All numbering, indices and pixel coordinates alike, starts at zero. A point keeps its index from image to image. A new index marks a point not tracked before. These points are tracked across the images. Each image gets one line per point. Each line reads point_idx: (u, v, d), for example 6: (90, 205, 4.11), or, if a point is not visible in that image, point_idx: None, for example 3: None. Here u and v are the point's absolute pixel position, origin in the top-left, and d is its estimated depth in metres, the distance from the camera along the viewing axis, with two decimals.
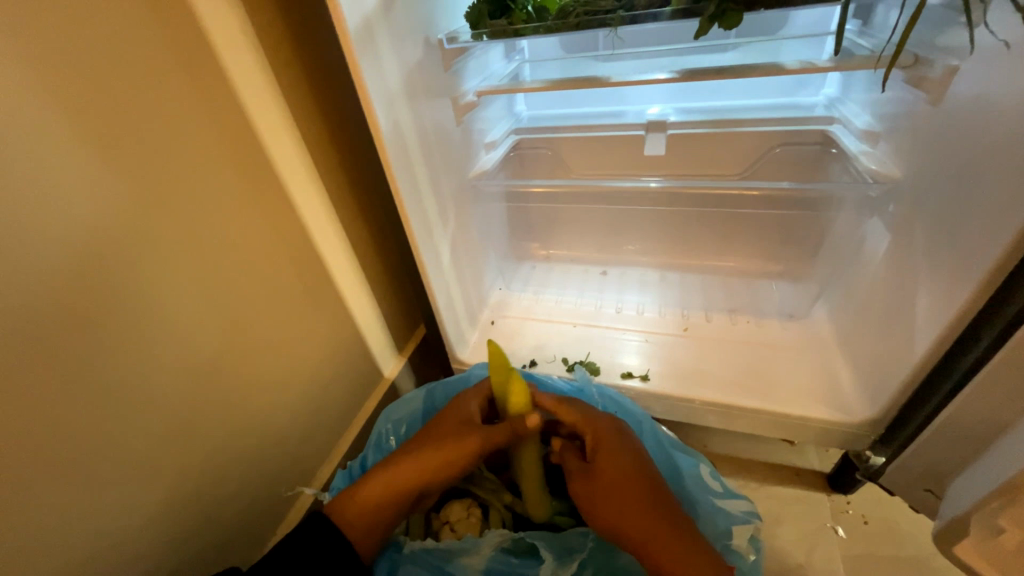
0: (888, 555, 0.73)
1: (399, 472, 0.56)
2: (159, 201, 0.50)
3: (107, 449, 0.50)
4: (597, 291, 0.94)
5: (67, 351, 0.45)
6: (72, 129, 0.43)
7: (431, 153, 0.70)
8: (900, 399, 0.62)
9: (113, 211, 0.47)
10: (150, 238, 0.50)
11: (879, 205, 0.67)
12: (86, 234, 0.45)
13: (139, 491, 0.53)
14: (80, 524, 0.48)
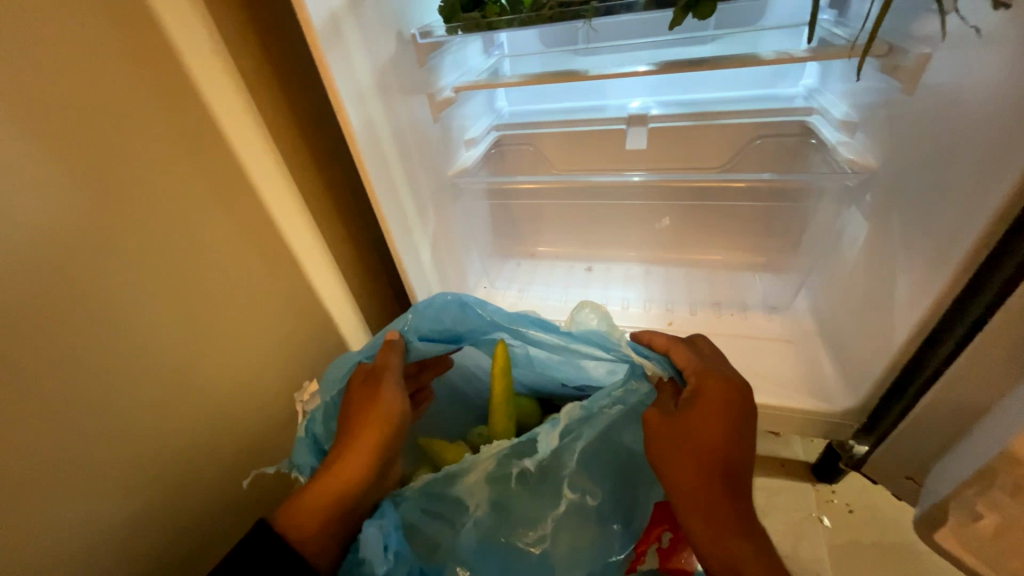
0: (872, 543, 0.73)
1: (345, 465, 0.50)
2: (119, 205, 0.48)
3: (74, 464, 0.48)
4: (582, 287, 0.94)
5: (27, 366, 0.43)
6: (22, 132, 0.41)
7: (407, 150, 0.68)
8: (882, 388, 0.62)
9: (71, 219, 0.45)
10: (112, 243, 0.48)
11: (857, 195, 0.68)
12: (43, 240, 0.43)
13: (109, 506, 0.51)
14: (45, 544, 0.46)
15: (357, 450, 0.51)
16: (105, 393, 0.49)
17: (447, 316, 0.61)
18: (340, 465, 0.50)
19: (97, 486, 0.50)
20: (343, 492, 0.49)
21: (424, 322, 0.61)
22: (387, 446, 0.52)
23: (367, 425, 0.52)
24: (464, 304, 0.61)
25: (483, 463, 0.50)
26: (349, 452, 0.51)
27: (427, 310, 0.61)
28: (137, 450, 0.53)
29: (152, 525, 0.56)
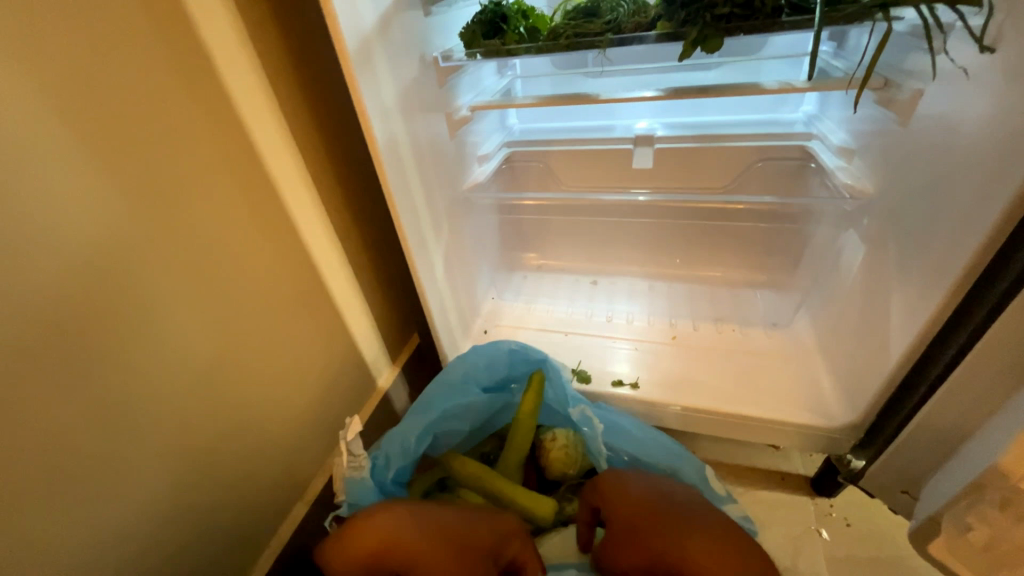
0: (869, 557, 0.75)
1: (405, 521, 0.55)
2: (154, 211, 0.51)
3: (101, 459, 0.50)
4: (588, 300, 0.96)
5: (61, 360, 0.46)
6: (71, 142, 0.44)
7: (425, 165, 0.72)
8: (879, 403, 0.65)
9: (108, 222, 0.48)
10: (145, 248, 0.51)
11: (855, 218, 0.70)
12: (80, 244, 0.46)
13: (130, 500, 0.53)
14: (68, 536, 0.48)
15: (421, 523, 0.56)
16: (131, 389, 0.52)
17: (499, 360, 0.77)
18: (399, 517, 0.56)
19: (119, 482, 0.52)
20: (385, 546, 0.53)
21: (481, 362, 0.76)
22: (436, 558, 0.53)
23: (441, 524, 0.56)
24: (516, 352, 0.76)
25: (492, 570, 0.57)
26: (416, 521, 0.56)
27: (482, 354, 0.77)
28: (159, 446, 0.55)
29: (170, 521, 0.58)
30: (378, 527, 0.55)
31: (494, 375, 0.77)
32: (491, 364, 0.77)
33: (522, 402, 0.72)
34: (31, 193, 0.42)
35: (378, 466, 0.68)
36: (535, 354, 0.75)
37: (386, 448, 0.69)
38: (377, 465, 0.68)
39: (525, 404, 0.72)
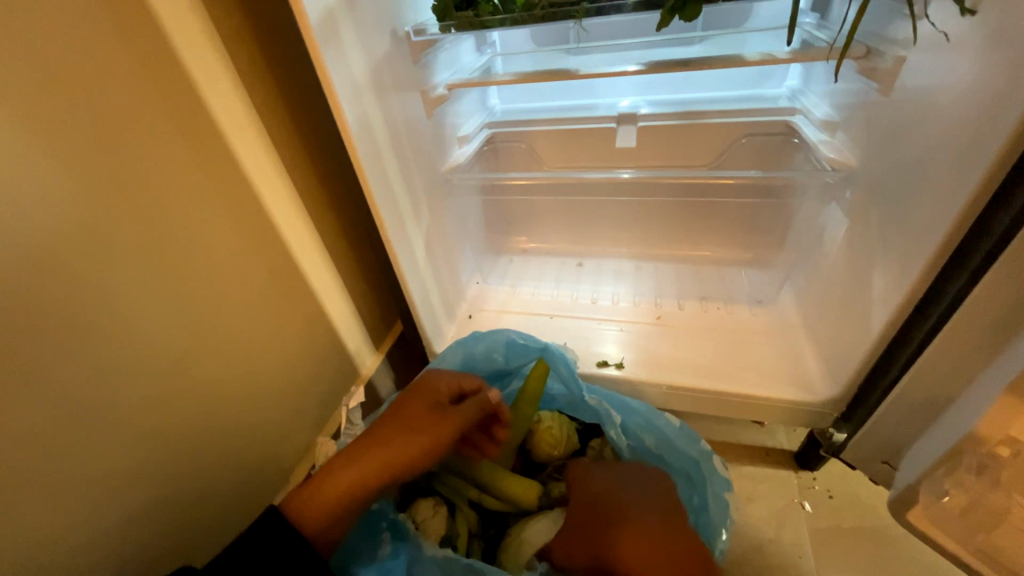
0: (851, 527, 0.76)
1: (368, 453, 0.54)
2: (116, 197, 0.49)
3: (70, 456, 0.48)
4: (574, 282, 0.96)
5: (25, 355, 0.44)
6: (20, 123, 0.41)
7: (401, 146, 0.69)
8: (861, 377, 0.65)
9: (67, 208, 0.45)
10: (105, 235, 0.48)
11: (837, 192, 0.70)
12: (32, 231, 0.43)
13: (108, 498, 0.52)
14: (40, 537, 0.46)
15: (383, 444, 0.55)
16: (105, 384, 0.50)
17: (502, 354, 0.74)
18: (357, 456, 0.54)
19: (94, 478, 0.50)
20: (359, 482, 0.52)
21: (478, 352, 0.74)
22: (410, 451, 0.55)
23: (394, 428, 0.57)
24: (515, 342, 0.74)
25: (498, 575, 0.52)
26: (377, 449, 0.55)
27: (480, 346, 0.74)
28: (138, 442, 0.53)
29: (152, 516, 0.56)
30: (344, 473, 0.52)
31: (490, 364, 0.75)
32: (492, 357, 0.74)
33: (526, 384, 0.69)
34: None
35: None
36: (535, 344, 0.73)
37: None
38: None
39: (529, 386, 0.69)
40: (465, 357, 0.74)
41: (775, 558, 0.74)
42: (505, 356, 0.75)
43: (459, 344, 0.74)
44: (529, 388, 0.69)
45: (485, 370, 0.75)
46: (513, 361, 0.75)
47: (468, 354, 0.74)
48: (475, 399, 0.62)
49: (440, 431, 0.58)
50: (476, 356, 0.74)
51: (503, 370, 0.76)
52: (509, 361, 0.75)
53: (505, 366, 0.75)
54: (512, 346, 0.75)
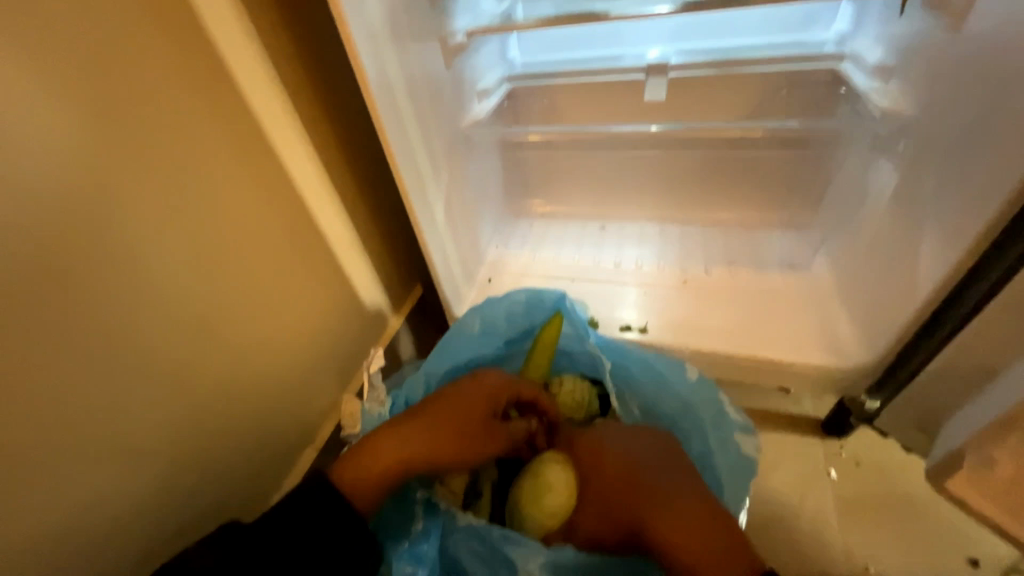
0: (879, 496, 0.75)
1: (415, 435, 0.53)
2: (133, 153, 0.47)
3: (103, 409, 0.49)
4: (596, 246, 0.93)
5: (52, 312, 0.44)
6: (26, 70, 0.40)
7: (420, 99, 0.66)
8: (897, 344, 0.62)
9: (81, 163, 0.44)
10: (121, 191, 0.47)
11: (889, 143, 0.64)
12: (34, 182, 0.41)
13: (142, 451, 0.53)
14: (76, 485, 0.48)
15: (429, 434, 0.53)
16: (133, 342, 0.50)
17: (514, 308, 0.72)
18: (412, 434, 0.53)
19: (121, 434, 0.51)
20: (402, 462, 0.52)
21: (496, 313, 0.71)
22: (455, 450, 0.54)
23: (443, 418, 0.54)
24: (532, 297, 0.71)
25: (532, 555, 0.49)
26: (425, 432, 0.53)
27: (498, 305, 0.71)
28: (167, 400, 0.54)
29: (184, 469, 0.58)
30: (390, 452, 0.51)
31: (511, 325, 0.73)
32: (508, 313, 0.72)
33: (541, 334, 0.67)
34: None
35: (398, 404, 0.66)
36: (550, 298, 0.71)
37: (406, 388, 0.67)
38: (396, 403, 0.66)
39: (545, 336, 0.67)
40: (484, 320, 0.71)
41: (798, 522, 0.74)
42: (523, 314, 0.72)
43: (477, 308, 0.70)
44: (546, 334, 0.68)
45: (503, 327, 0.72)
46: (531, 319, 0.73)
47: (487, 316, 0.71)
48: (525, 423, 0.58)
49: (484, 448, 0.55)
50: (491, 314, 0.71)
51: (523, 330, 0.74)
52: (527, 318, 0.73)
53: (524, 324, 0.73)
54: (529, 300, 0.71)
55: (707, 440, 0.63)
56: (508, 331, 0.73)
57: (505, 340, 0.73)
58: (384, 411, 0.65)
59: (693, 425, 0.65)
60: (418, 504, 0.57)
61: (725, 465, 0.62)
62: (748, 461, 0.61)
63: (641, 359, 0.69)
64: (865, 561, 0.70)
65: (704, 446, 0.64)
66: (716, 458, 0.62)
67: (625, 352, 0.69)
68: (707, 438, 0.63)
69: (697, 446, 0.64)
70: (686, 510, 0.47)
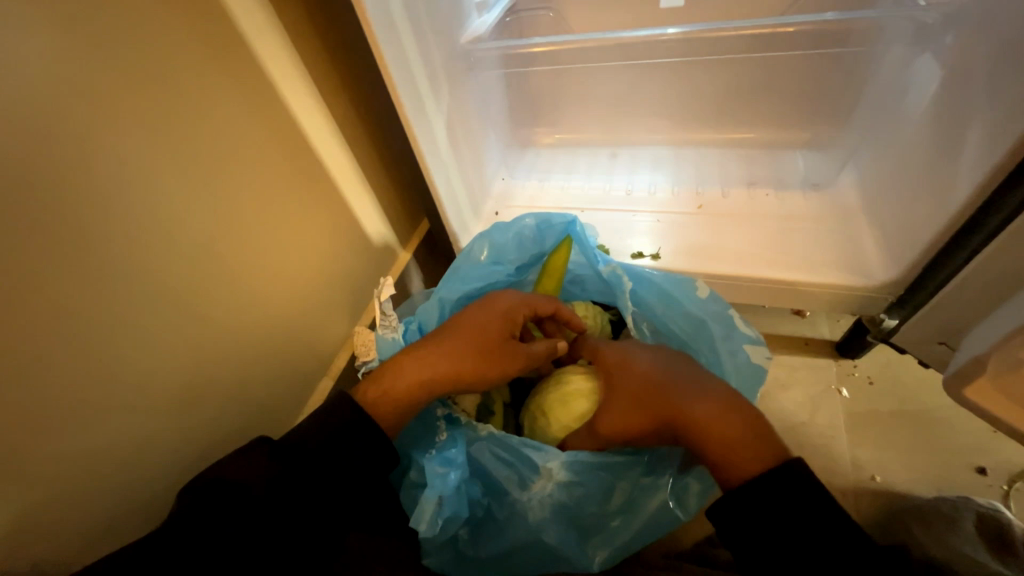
0: (889, 410, 0.77)
1: (436, 355, 0.53)
2: (119, 72, 0.44)
3: (139, 346, 0.49)
4: (607, 173, 0.89)
5: (71, 248, 0.43)
6: None
7: (416, 10, 0.60)
8: (926, 258, 0.60)
9: (68, 84, 0.41)
10: (115, 116, 0.44)
11: (933, 34, 0.58)
12: (27, 107, 0.39)
13: (183, 386, 0.54)
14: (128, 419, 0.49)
15: (450, 354, 0.53)
16: (153, 277, 0.49)
17: (524, 235, 0.71)
18: (433, 354, 0.53)
19: (160, 374, 0.51)
20: (426, 380, 0.52)
21: (506, 239, 0.70)
22: (477, 368, 0.54)
23: (463, 337, 0.55)
24: (542, 222, 0.70)
25: (552, 452, 0.52)
26: (445, 352, 0.54)
27: (507, 231, 0.70)
28: (196, 336, 0.54)
29: (222, 402, 0.59)
30: (414, 374, 0.52)
31: (522, 251, 0.71)
32: (519, 240, 0.70)
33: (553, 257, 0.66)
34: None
35: (411, 332, 0.67)
36: (561, 222, 0.69)
37: (419, 315, 0.67)
38: (409, 330, 0.67)
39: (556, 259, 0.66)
40: (493, 248, 0.70)
41: (808, 438, 0.76)
42: (534, 240, 0.71)
43: (485, 235, 0.70)
44: (556, 258, 0.67)
45: (514, 254, 0.71)
46: (542, 245, 0.71)
47: (496, 243, 0.70)
48: (545, 344, 0.58)
49: (507, 365, 0.55)
50: (501, 241, 0.70)
51: (534, 256, 0.72)
52: (538, 245, 0.71)
53: (535, 251, 0.71)
54: (539, 225, 0.70)
55: (716, 353, 0.62)
56: (520, 258, 0.71)
57: (517, 268, 0.72)
58: (398, 336, 0.65)
59: (702, 340, 0.63)
60: (441, 419, 0.58)
61: (736, 376, 0.60)
62: (758, 370, 0.60)
63: (647, 278, 0.67)
64: (872, 473, 0.73)
65: (714, 360, 0.62)
66: (725, 370, 0.61)
67: (630, 271, 0.68)
68: (717, 351, 0.62)
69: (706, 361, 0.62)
70: (716, 405, 0.46)
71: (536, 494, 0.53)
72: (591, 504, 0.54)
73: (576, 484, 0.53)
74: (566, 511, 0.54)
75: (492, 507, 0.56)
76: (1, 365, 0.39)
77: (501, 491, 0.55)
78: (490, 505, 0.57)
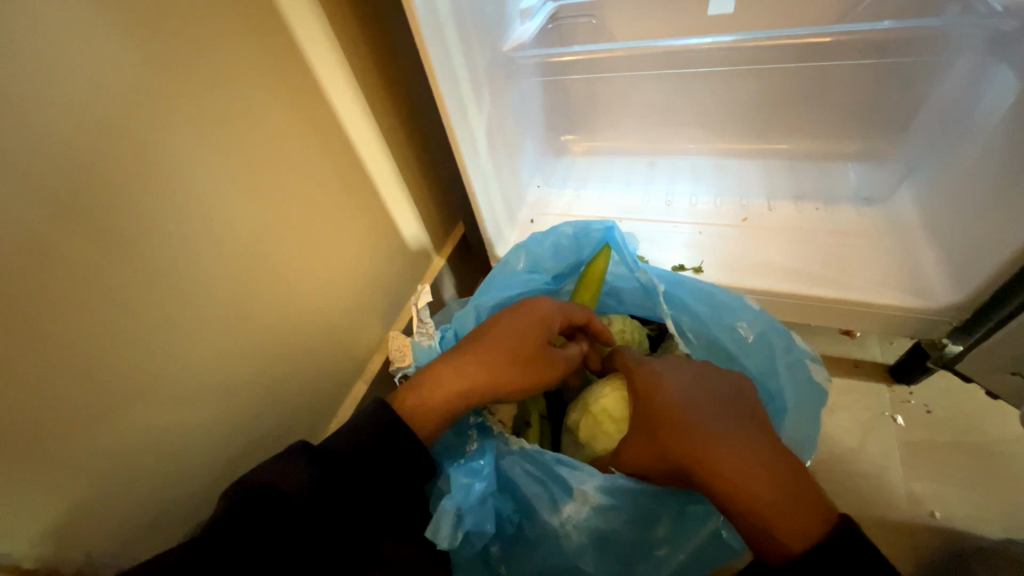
0: (948, 441, 0.72)
1: (472, 365, 0.53)
2: (183, 86, 0.45)
3: (190, 348, 0.51)
4: (645, 182, 0.87)
5: (132, 255, 0.44)
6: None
7: (464, 21, 0.60)
8: (997, 283, 0.56)
9: (139, 98, 0.42)
10: (179, 128, 0.46)
11: (1011, 45, 0.54)
12: (102, 121, 0.40)
13: (224, 388, 0.55)
14: (176, 418, 0.51)
15: (487, 363, 0.53)
16: (204, 283, 0.51)
17: (560, 244, 0.70)
18: (469, 364, 0.53)
19: (207, 374, 0.53)
20: (462, 391, 0.52)
21: (543, 249, 0.70)
22: (513, 378, 0.53)
23: (499, 346, 0.53)
24: (578, 231, 0.70)
25: (587, 475, 0.49)
26: (481, 362, 0.53)
27: (543, 242, 0.70)
28: (240, 338, 0.56)
29: (260, 403, 0.60)
30: (449, 384, 0.52)
31: (559, 260, 0.70)
32: (555, 249, 0.70)
33: (591, 266, 0.65)
34: (23, 45, 0.35)
35: (447, 340, 0.66)
36: (598, 229, 0.68)
37: (455, 322, 0.67)
38: (446, 338, 0.67)
39: (595, 268, 0.65)
40: (530, 258, 0.70)
41: (857, 466, 0.73)
42: (571, 248, 0.70)
43: (522, 245, 0.70)
44: (595, 267, 0.65)
45: (551, 263, 0.70)
46: (580, 253, 0.70)
47: (532, 253, 0.70)
48: (578, 346, 0.57)
49: (543, 374, 0.54)
50: (538, 250, 0.70)
51: (573, 265, 0.70)
52: (576, 253, 0.70)
53: (573, 259, 0.70)
54: (577, 233, 0.70)
55: (774, 363, 0.59)
56: (558, 267, 0.70)
57: (555, 277, 0.70)
58: (434, 343, 0.65)
59: (757, 349, 0.60)
60: (472, 428, 0.57)
61: (793, 387, 0.58)
62: (817, 387, 0.58)
63: (695, 286, 0.64)
64: (930, 508, 0.69)
65: (770, 369, 0.59)
66: (783, 381, 0.58)
67: (676, 278, 0.65)
68: (774, 361, 0.59)
69: (762, 370, 0.59)
70: (736, 456, 0.40)
71: (568, 516, 0.50)
72: (632, 532, 0.50)
73: (614, 508, 0.49)
74: (602, 538, 0.51)
75: (525, 525, 0.54)
76: (68, 365, 0.41)
77: (533, 511, 0.52)
78: (522, 523, 0.54)
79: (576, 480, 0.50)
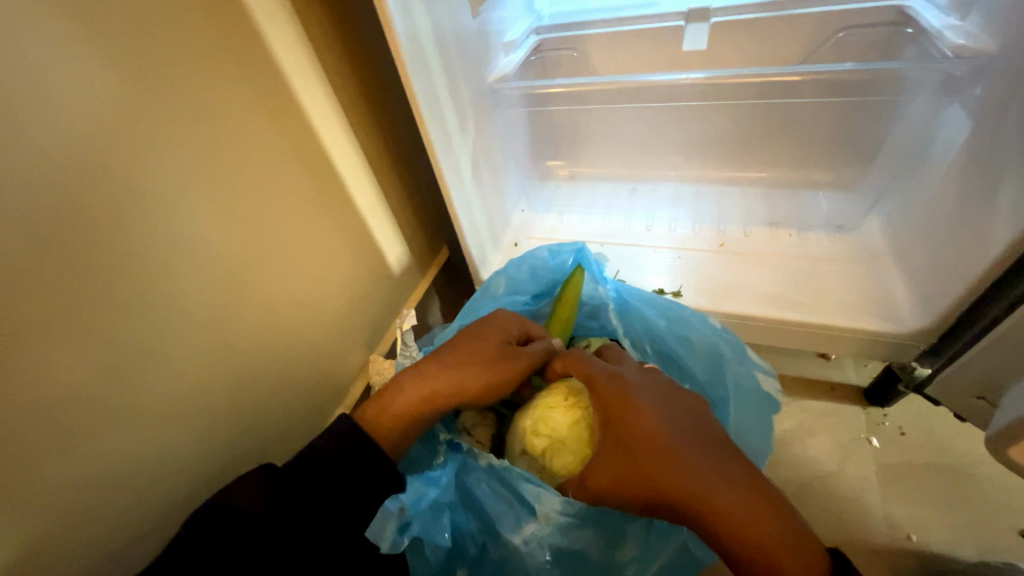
0: (923, 463, 0.74)
1: (432, 370, 0.53)
2: (169, 116, 0.46)
3: (167, 376, 0.50)
4: (626, 207, 0.90)
5: (111, 284, 0.44)
6: (65, 33, 0.38)
7: (449, 55, 0.63)
8: (960, 309, 0.58)
9: (124, 129, 0.43)
10: (164, 157, 0.46)
11: (962, 87, 0.58)
12: (86, 152, 0.41)
13: (200, 417, 0.54)
14: (150, 450, 0.50)
15: (448, 367, 0.53)
16: (183, 310, 0.50)
17: (536, 267, 0.71)
18: (428, 370, 0.53)
19: (184, 404, 0.52)
20: (423, 395, 0.52)
21: (521, 272, 0.71)
22: (474, 380, 0.53)
23: (458, 350, 0.54)
24: (554, 252, 0.71)
25: (551, 495, 0.47)
26: (441, 367, 0.53)
27: (521, 265, 0.71)
28: (219, 366, 0.55)
29: (237, 432, 0.59)
30: (410, 390, 0.52)
31: (538, 281, 0.71)
32: (534, 272, 0.71)
33: (568, 287, 0.65)
34: (11, 79, 0.36)
35: None
36: (570, 249, 0.70)
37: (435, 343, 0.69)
38: None
39: (572, 289, 0.64)
40: (509, 282, 0.71)
41: (837, 489, 0.74)
42: (547, 269, 0.71)
43: (502, 269, 0.71)
44: (571, 289, 0.64)
45: (531, 286, 0.71)
46: (557, 274, 0.70)
47: (511, 276, 0.71)
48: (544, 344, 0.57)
49: (506, 370, 0.53)
50: (517, 274, 0.71)
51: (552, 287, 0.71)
52: (554, 273, 0.71)
53: (550, 280, 0.71)
54: (553, 255, 0.71)
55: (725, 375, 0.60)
56: (537, 290, 0.71)
57: (534, 298, 0.71)
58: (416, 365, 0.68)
59: (712, 362, 0.61)
60: (443, 443, 0.55)
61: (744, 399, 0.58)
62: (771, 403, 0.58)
63: (659, 302, 0.66)
64: (908, 531, 0.70)
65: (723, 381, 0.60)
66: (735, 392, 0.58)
67: (647, 298, 0.66)
68: (726, 373, 0.60)
69: (717, 383, 0.60)
70: (725, 495, 0.39)
71: (529, 537, 0.49)
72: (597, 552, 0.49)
73: (576, 530, 0.48)
74: (566, 556, 0.50)
75: (488, 545, 0.52)
76: (38, 398, 0.40)
77: (496, 528, 0.51)
78: (485, 542, 0.53)
79: (536, 499, 0.48)
